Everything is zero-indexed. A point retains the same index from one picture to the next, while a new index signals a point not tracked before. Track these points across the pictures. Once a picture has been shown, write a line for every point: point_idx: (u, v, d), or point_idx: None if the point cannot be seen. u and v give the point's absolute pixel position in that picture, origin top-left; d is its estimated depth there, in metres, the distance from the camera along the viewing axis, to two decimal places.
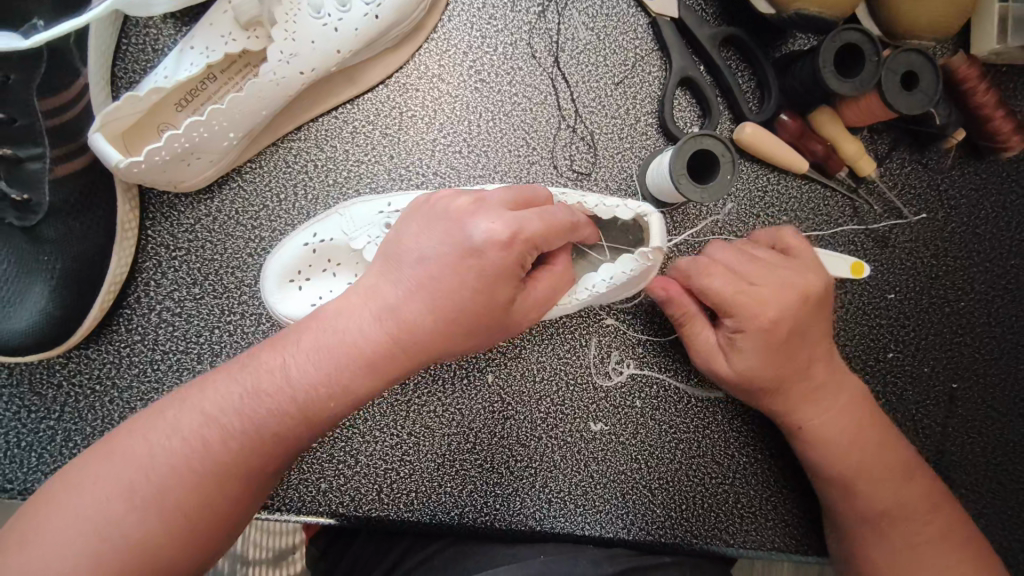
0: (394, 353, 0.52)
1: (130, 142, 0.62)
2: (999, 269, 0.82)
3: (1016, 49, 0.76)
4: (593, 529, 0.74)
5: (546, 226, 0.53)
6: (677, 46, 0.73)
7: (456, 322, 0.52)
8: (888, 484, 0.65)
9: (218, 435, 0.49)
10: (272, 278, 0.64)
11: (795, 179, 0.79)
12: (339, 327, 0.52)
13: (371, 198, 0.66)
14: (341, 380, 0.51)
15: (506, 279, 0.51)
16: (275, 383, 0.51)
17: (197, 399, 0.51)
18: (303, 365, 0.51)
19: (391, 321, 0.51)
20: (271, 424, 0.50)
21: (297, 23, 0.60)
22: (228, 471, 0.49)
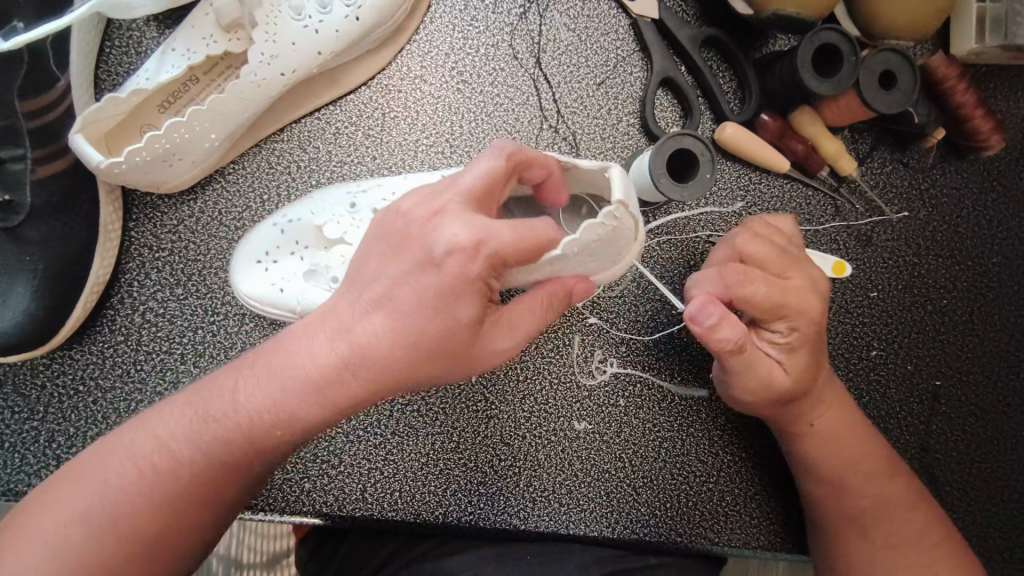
0: (345, 378, 0.50)
1: (113, 144, 0.62)
2: (981, 267, 0.82)
3: (994, 48, 0.76)
4: (577, 528, 0.75)
5: (520, 241, 0.47)
6: (657, 47, 0.73)
7: (408, 348, 0.49)
8: (866, 487, 0.66)
9: (171, 458, 0.51)
10: (240, 259, 0.64)
11: (777, 178, 0.79)
12: (293, 349, 0.52)
13: (342, 183, 0.66)
14: (289, 405, 0.50)
15: (465, 303, 0.49)
16: (225, 408, 0.52)
17: (156, 426, 0.52)
18: (251, 391, 0.51)
19: (341, 346, 0.50)
20: (221, 448, 0.51)
21: (278, 25, 0.61)
22: (182, 496, 0.51)
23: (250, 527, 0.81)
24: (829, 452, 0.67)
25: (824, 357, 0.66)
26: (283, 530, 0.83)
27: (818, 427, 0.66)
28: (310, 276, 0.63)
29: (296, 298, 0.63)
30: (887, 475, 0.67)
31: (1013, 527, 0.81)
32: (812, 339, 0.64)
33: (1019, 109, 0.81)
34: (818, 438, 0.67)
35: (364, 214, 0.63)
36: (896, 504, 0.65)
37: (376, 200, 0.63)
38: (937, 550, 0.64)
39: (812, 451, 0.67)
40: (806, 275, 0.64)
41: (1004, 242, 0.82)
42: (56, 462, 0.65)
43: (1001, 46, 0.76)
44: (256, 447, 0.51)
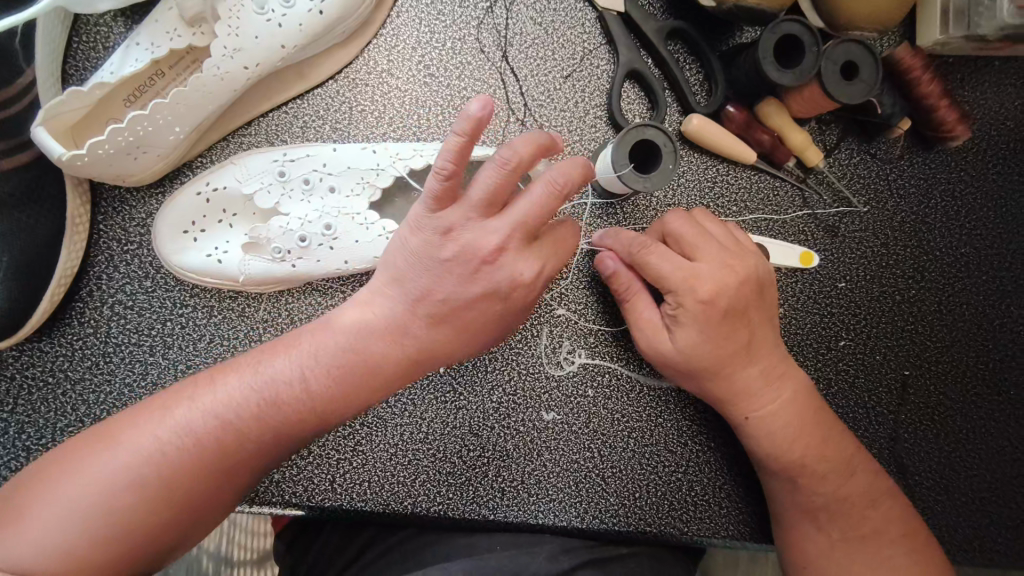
0: (409, 370, 0.59)
1: (79, 137, 0.63)
2: (949, 258, 0.83)
3: (957, 40, 0.77)
4: (546, 518, 0.75)
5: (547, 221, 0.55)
6: (623, 39, 0.74)
7: (464, 342, 0.59)
8: (831, 482, 0.66)
9: (234, 433, 0.54)
10: (166, 231, 0.65)
11: (744, 170, 0.80)
12: (359, 338, 0.58)
13: (266, 149, 0.67)
14: (355, 392, 0.57)
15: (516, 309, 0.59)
16: (292, 392, 0.56)
17: (207, 399, 0.55)
18: (316, 375, 0.57)
19: (408, 345, 0.58)
20: (285, 427, 0.56)
21: (241, 19, 0.62)
22: (236, 467, 0.55)
23: (241, 521, 0.85)
24: (781, 446, 0.66)
25: (756, 346, 0.66)
26: (267, 529, 0.87)
27: (763, 422, 0.67)
28: (246, 246, 0.65)
29: (237, 266, 0.65)
30: (844, 462, 0.67)
31: (982, 516, 0.81)
32: (733, 319, 0.64)
33: (985, 101, 0.82)
34: (765, 433, 0.67)
35: (295, 184, 0.65)
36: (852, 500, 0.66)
37: (307, 169, 0.66)
38: (895, 546, 0.65)
39: (766, 449, 0.67)
40: (737, 267, 0.65)
41: (972, 232, 0.83)
42: (26, 453, 0.66)
43: (965, 38, 0.77)
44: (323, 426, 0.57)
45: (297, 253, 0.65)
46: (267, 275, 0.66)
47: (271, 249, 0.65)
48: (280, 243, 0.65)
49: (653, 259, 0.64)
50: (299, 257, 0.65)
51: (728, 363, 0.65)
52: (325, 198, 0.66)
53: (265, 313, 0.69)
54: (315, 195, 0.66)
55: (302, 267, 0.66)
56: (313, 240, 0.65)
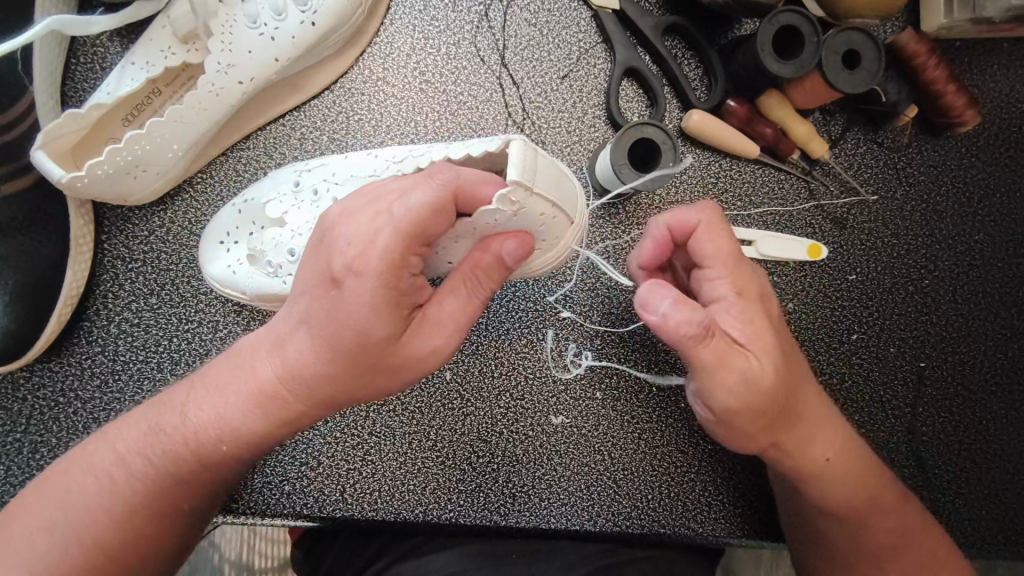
0: (288, 394, 0.52)
1: (79, 158, 0.64)
2: (962, 245, 0.81)
3: (964, 23, 0.76)
4: (558, 522, 0.74)
5: (424, 209, 0.46)
6: (620, 37, 0.73)
7: (339, 362, 0.49)
8: (884, 519, 0.63)
9: (124, 471, 0.55)
10: (205, 241, 0.66)
11: (748, 165, 0.79)
12: (244, 361, 0.54)
13: (293, 164, 0.67)
14: (235, 417, 0.54)
15: (381, 310, 0.47)
16: (175, 420, 0.55)
17: (131, 427, 0.56)
18: (201, 403, 0.55)
19: (284, 367, 0.52)
20: (172, 459, 0.54)
21: (234, 34, 0.62)
22: (150, 502, 0.55)
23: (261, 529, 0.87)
24: (830, 484, 0.61)
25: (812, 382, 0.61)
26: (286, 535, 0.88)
27: (811, 459, 0.60)
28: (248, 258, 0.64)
29: (245, 279, 0.64)
30: (880, 494, 0.63)
31: (1006, 508, 0.79)
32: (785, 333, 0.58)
33: (994, 84, 0.80)
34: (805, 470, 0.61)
35: (306, 194, 0.63)
36: (890, 537, 0.63)
37: (319, 179, 0.63)
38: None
39: (803, 485, 0.62)
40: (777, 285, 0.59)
41: (985, 219, 0.81)
42: (39, 473, 0.67)
43: (971, 20, 0.75)
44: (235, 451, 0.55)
45: (287, 267, 0.62)
46: (267, 292, 0.63)
47: (264, 262, 0.63)
48: (273, 255, 0.63)
49: (702, 238, 0.56)
50: (290, 273, 0.62)
51: (792, 394, 0.58)
52: (328, 208, 0.62)
53: (269, 326, 0.69)
54: (317, 205, 0.62)
55: (293, 283, 0.62)
56: (303, 254, 0.61)
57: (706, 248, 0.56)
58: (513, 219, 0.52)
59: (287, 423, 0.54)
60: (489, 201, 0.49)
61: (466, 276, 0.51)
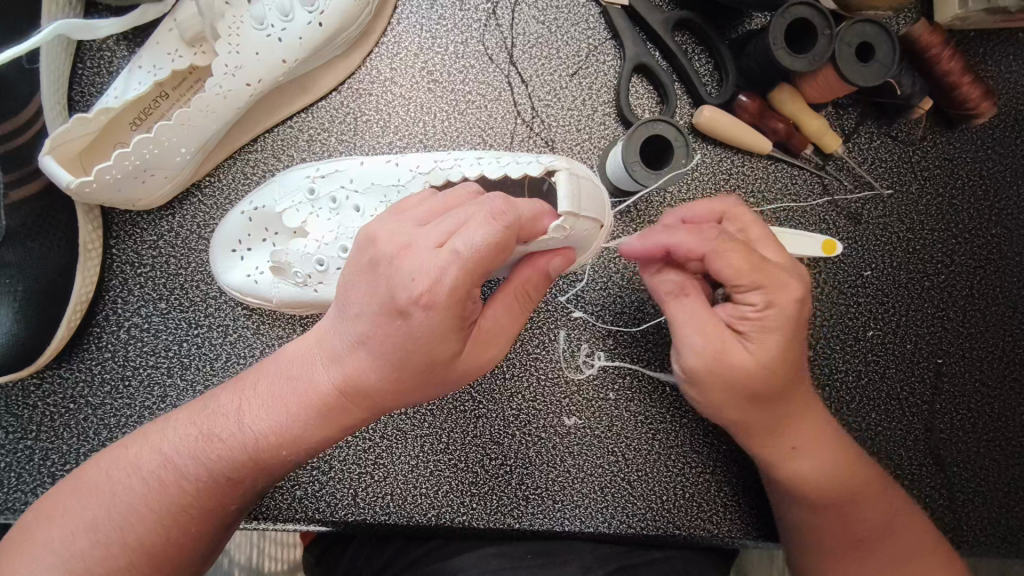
0: (345, 406, 0.53)
1: (87, 162, 0.63)
2: (979, 239, 0.80)
3: (978, 14, 0.74)
4: (572, 525, 0.74)
5: (489, 245, 0.43)
6: (629, 33, 0.72)
7: (402, 377, 0.50)
8: (870, 505, 0.62)
9: (169, 476, 0.54)
10: (216, 247, 0.65)
11: (760, 160, 0.78)
12: (297, 372, 0.54)
13: (300, 166, 0.66)
14: (289, 430, 0.53)
15: (447, 332, 0.47)
16: (223, 430, 0.54)
17: (158, 438, 0.56)
18: (256, 413, 0.54)
19: (342, 380, 0.52)
20: (213, 470, 0.54)
21: (241, 36, 0.62)
22: (186, 516, 0.54)
23: (271, 534, 0.87)
24: (803, 467, 0.62)
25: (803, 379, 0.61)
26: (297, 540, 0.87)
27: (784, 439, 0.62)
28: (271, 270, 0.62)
29: (272, 288, 0.64)
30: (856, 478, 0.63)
31: None
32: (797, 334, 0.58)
33: (1010, 75, 0.79)
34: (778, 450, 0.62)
35: (323, 202, 0.62)
36: (874, 517, 0.62)
37: (336, 187, 0.63)
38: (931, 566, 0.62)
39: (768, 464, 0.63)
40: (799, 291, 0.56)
41: (1002, 212, 0.80)
42: (51, 480, 0.66)
43: (985, 11, 0.74)
44: (261, 469, 0.54)
45: (318, 277, 0.61)
46: (296, 298, 0.64)
47: (293, 274, 0.62)
48: (300, 267, 0.61)
49: (714, 264, 0.55)
50: (321, 282, 0.61)
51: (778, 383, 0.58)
52: (350, 216, 0.61)
53: (280, 330, 0.69)
54: (340, 213, 0.61)
55: (324, 291, 0.62)
56: (331, 264, 0.60)
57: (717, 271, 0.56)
58: (563, 241, 0.54)
59: (335, 434, 0.54)
60: (545, 230, 0.50)
61: (518, 294, 0.53)
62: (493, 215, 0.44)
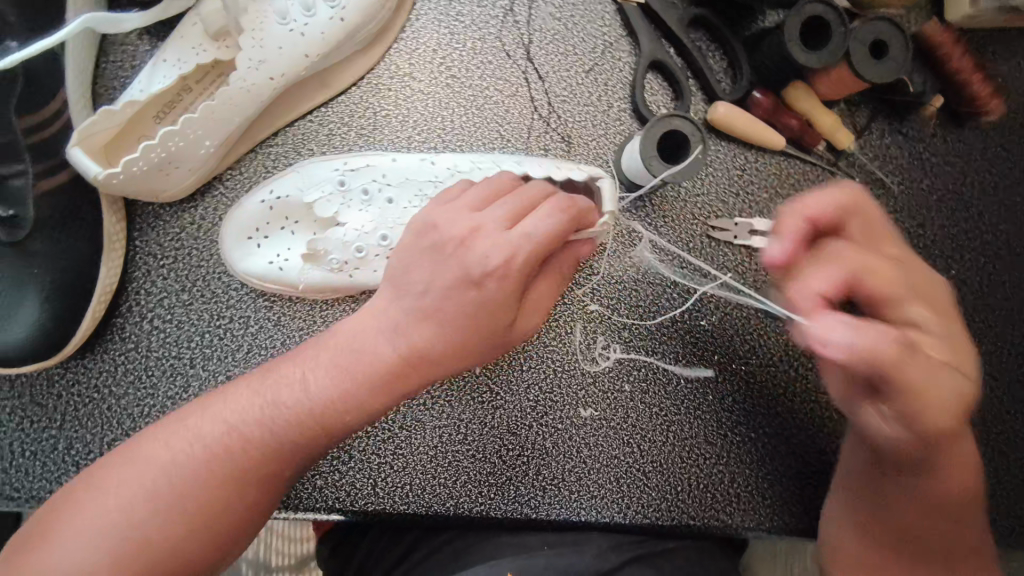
0: (408, 372, 0.55)
1: (111, 155, 0.64)
2: (989, 235, 0.81)
3: (988, 12, 0.75)
4: (588, 515, 0.75)
5: (554, 233, 0.51)
6: (644, 30, 0.73)
7: (466, 344, 0.53)
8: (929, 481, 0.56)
9: (231, 442, 0.54)
10: (230, 234, 0.66)
11: (773, 156, 0.79)
12: (357, 343, 0.55)
13: (329, 157, 0.68)
14: (350, 397, 0.55)
15: (513, 306, 0.52)
16: (293, 395, 0.55)
17: (216, 408, 0.56)
18: (320, 380, 0.55)
19: (407, 348, 0.54)
20: (276, 436, 0.54)
21: (264, 31, 0.63)
22: (249, 480, 0.54)
23: (277, 530, 0.87)
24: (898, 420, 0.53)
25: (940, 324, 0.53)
26: (309, 534, 0.88)
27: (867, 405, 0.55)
28: (306, 256, 0.65)
29: (297, 274, 0.66)
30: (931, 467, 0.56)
31: None
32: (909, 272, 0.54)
33: (1019, 73, 0.80)
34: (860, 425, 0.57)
35: (355, 194, 0.65)
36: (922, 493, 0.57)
37: (367, 180, 0.65)
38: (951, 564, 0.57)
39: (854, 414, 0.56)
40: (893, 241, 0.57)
41: (1011, 208, 0.81)
42: (75, 469, 0.67)
43: (995, 10, 0.75)
44: (319, 438, 0.55)
45: (353, 264, 0.65)
46: (326, 284, 0.66)
47: (328, 260, 0.65)
48: (337, 254, 0.65)
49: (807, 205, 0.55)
50: (355, 269, 0.65)
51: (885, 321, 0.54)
52: (384, 208, 0.65)
53: (301, 321, 0.69)
54: (374, 205, 0.65)
55: (357, 278, 0.65)
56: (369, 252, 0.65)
57: (875, 287, 0.51)
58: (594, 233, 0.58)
59: (392, 403, 0.56)
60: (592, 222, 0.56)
61: (555, 276, 0.57)
62: (557, 207, 0.52)
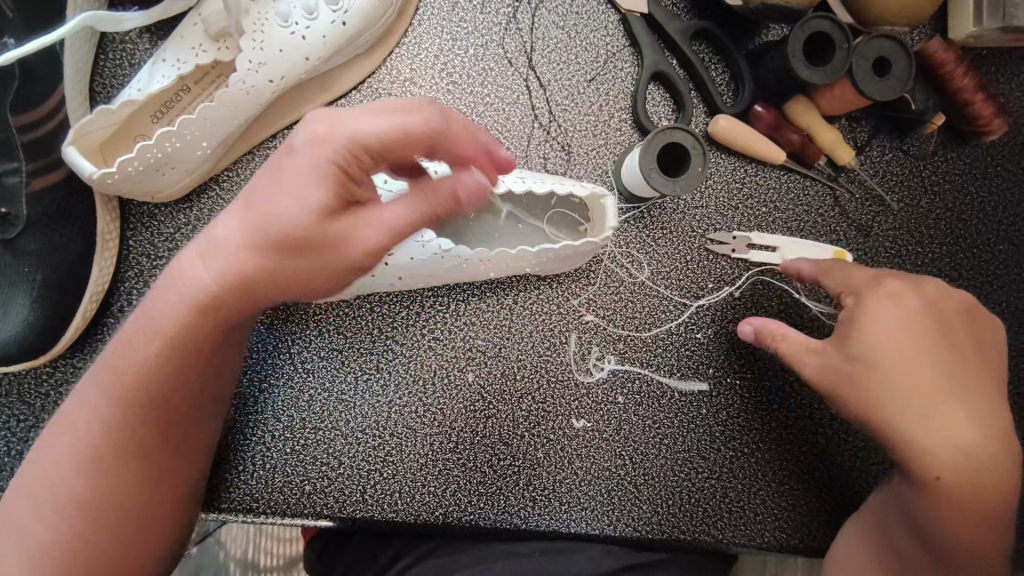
0: (237, 292, 0.51)
1: (107, 153, 0.63)
2: (987, 255, 0.81)
3: (993, 32, 0.75)
4: (578, 527, 0.74)
5: (407, 132, 0.49)
6: (648, 42, 0.73)
7: (305, 261, 0.49)
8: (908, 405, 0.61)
9: (92, 425, 0.54)
10: None
11: (773, 171, 0.78)
12: (178, 283, 0.52)
13: None
14: (182, 336, 0.53)
15: (351, 202, 0.49)
16: (124, 361, 0.54)
17: (78, 397, 0.55)
18: (148, 334, 0.53)
19: (231, 274, 0.50)
20: (124, 401, 0.54)
21: (266, 33, 0.62)
22: (120, 457, 0.54)
23: (267, 530, 0.88)
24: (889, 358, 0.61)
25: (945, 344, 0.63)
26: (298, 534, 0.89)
27: (865, 336, 0.62)
28: None
29: None
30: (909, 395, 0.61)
31: None
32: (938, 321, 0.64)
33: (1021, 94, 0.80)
34: (869, 383, 0.61)
35: None
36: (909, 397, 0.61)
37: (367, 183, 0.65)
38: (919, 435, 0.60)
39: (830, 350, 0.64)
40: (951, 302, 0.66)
41: (1010, 228, 0.81)
42: None
43: (1000, 30, 0.75)
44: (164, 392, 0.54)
45: None
46: None
47: None
48: None
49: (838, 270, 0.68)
50: None
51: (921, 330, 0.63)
52: None
53: None
54: None
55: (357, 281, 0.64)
56: None
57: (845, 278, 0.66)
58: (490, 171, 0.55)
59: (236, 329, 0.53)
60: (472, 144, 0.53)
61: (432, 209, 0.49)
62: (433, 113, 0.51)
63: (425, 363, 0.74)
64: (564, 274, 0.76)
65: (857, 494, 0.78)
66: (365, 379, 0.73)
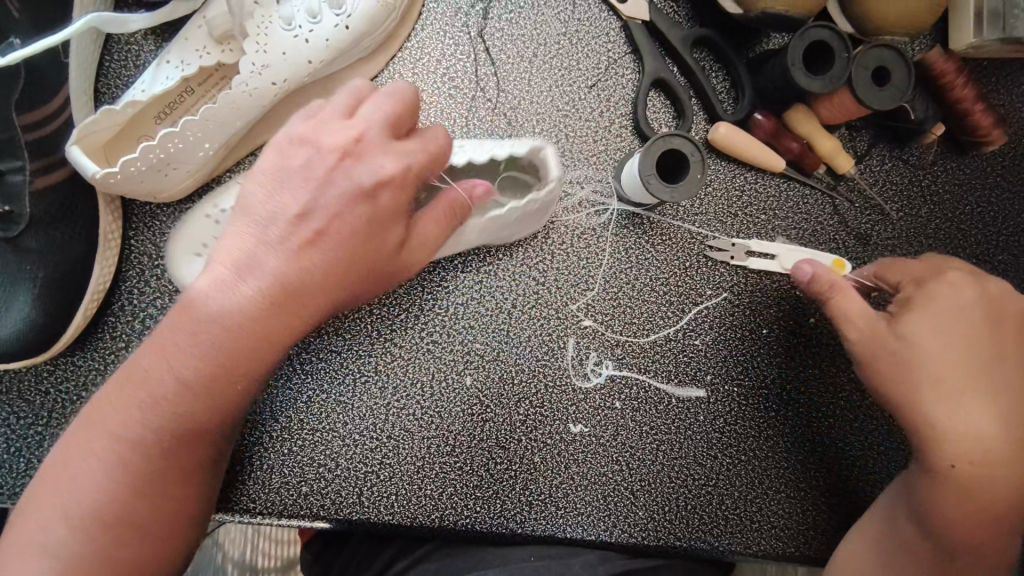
0: (290, 311, 0.53)
1: (110, 153, 0.64)
2: (986, 265, 0.81)
3: (993, 43, 0.75)
4: (574, 532, 0.74)
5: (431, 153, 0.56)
6: (649, 49, 0.74)
7: (354, 270, 0.55)
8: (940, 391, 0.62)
9: (122, 454, 0.50)
10: (176, 249, 0.66)
11: (772, 179, 0.79)
12: (210, 306, 0.52)
13: None
14: (232, 359, 0.52)
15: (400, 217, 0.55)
16: (157, 385, 0.50)
17: (92, 425, 0.50)
18: (181, 358, 0.51)
19: (287, 292, 0.52)
20: (161, 428, 0.50)
21: (269, 36, 0.63)
22: (157, 480, 0.51)
23: (265, 531, 0.88)
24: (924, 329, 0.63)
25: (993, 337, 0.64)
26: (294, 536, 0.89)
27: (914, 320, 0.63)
28: None
29: None
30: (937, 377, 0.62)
31: None
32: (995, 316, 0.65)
33: (1020, 105, 0.80)
34: (905, 358, 0.63)
35: None
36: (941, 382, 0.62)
37: None
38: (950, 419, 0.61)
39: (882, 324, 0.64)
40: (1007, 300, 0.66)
41: (1010, 239, 0.81)
42: None
43: (1000, 41, 0.75)
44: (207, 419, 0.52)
45: None
46: None
47: None
48: None
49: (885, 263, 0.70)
50: None
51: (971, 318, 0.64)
52: None
53: None
54: None
55: None
56: None
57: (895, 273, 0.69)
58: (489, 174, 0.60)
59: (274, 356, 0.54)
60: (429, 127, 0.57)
61: (449, 212, 0.58)
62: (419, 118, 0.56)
63: (424, 365, 0.74)
64: (563, 278, 0.76)
65: (854, 502, 0.77)
66: (363, 381, 0.74)
